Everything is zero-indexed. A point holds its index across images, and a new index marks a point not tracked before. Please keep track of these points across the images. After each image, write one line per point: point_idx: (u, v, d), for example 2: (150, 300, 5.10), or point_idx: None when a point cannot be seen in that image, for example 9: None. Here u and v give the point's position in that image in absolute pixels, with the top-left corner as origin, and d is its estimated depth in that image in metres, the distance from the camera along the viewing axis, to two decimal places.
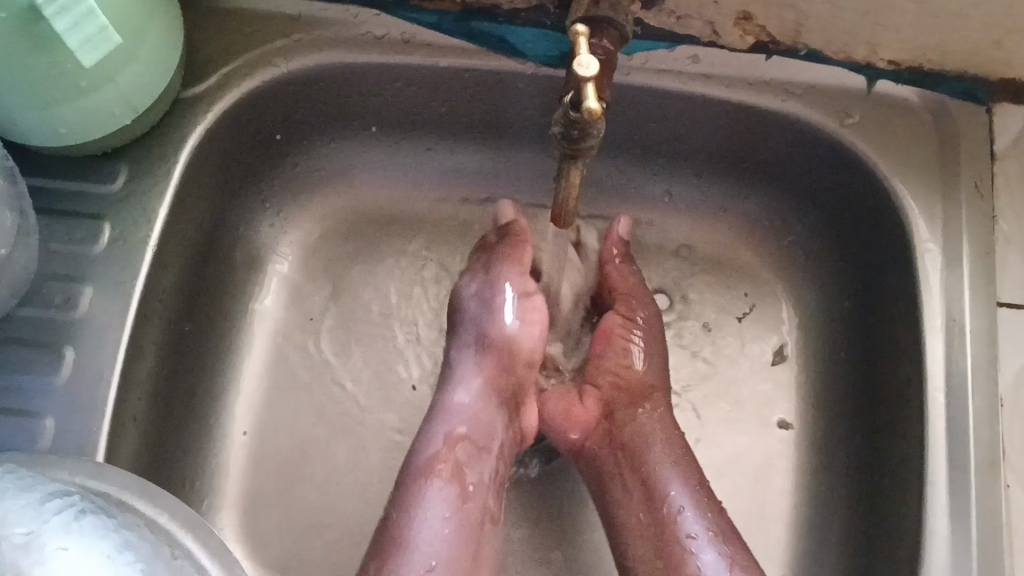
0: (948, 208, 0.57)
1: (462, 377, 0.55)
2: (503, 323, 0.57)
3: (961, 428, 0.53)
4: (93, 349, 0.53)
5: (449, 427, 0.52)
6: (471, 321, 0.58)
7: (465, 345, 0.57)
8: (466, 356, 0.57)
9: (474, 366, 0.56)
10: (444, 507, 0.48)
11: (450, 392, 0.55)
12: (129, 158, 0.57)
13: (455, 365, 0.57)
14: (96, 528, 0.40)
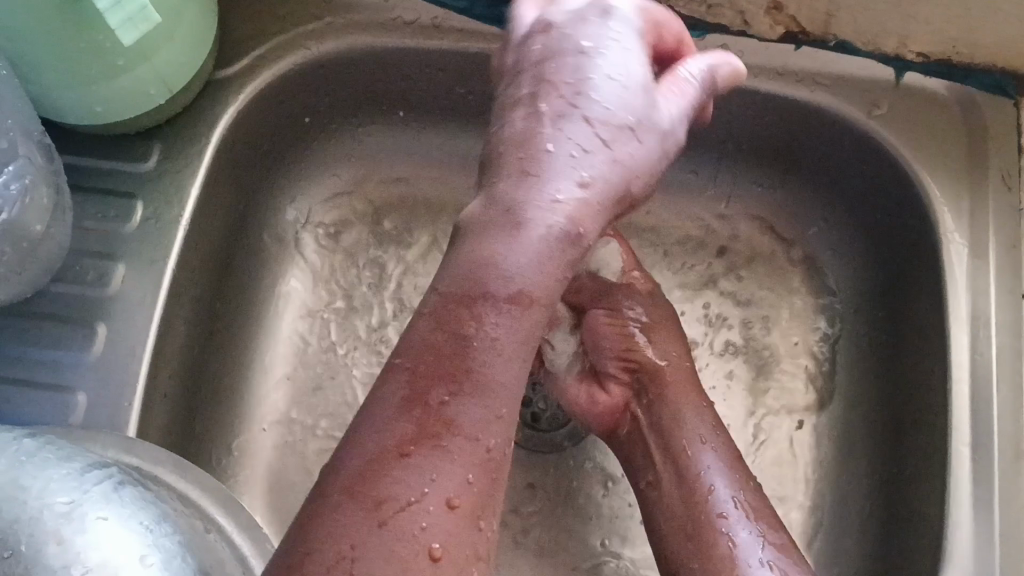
0: (975, 200, 0.57)
1: (585, 194, 0.35)
2: (633, 96, 0.37)
3: (984, 417, 0.53)
4: (124, 326, 0.53)
5: (544, 230, 0.34)
6: (627, 56, 0.38)
7: (594, 94, 0.37)
8: (616, 105, 0.37)
9: (591, 154, 0.36)
10: (519, 353, 0.34)
11: (555, 152, 0.35)
12: (162, 137, 0.57)
13: (570, 130, 0.36)
14: (134, 498, 0.40)
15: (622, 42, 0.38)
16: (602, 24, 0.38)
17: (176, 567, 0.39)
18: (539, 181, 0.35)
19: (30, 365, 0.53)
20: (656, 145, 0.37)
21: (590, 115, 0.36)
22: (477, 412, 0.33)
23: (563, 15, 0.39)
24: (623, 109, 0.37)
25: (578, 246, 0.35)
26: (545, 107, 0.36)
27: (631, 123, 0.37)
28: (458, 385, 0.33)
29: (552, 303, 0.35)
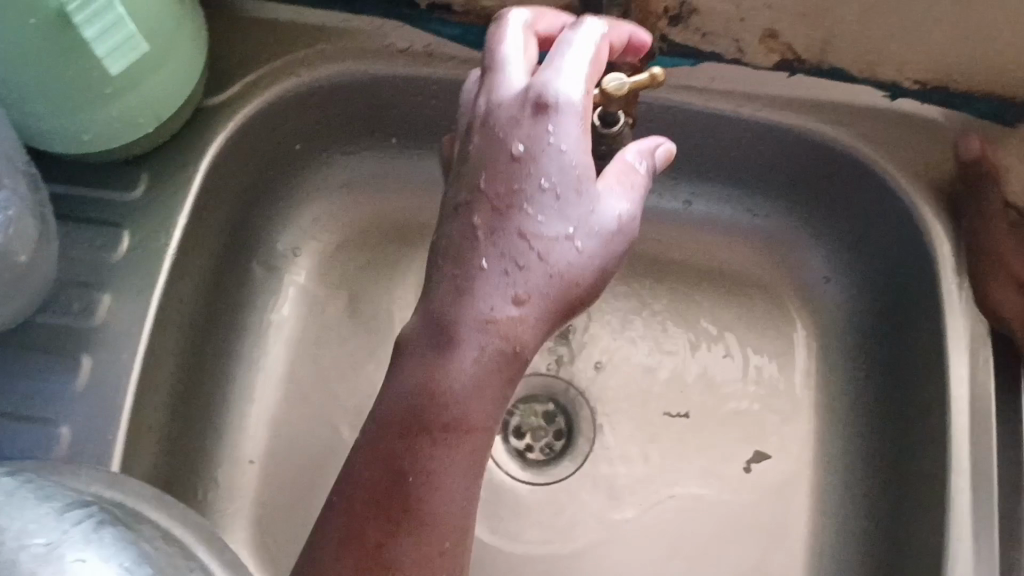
0: (975, 229, 0.57)
1: (521, 311, 0.40)
2: (550, 209, 0.41)
3: (982, 452, 0.53)
4: (111, 357, 0.53)
5: (473, 352, 0.40)
6: (564, 163, 0.41)
7: (532, 207, 0.41)
8: (553, 217, 0.41)
9: (510, 267, 0.40)
10: (461, 480, 0.40)
11: (491, 266, 0.40)
12: (150, 165, 0.57)
13: (508, 245, 0.40)
14: (115, 539, 0.39)
15: (560, 144, 0.41)
16: (544, 125, 0.41)
17: None
18: (475, 295, 0.40)
19: (14, 396, 0.52)
20: (602, 252, 0.41)
21: (514, 231, 0.40)
22: (412, 551, 0.39)
23: (504, 120, 0.41)
24: (559, 221, 0.41)
25: (513, 359, 0.40)
26: (485, 218, 0.41)
27: (569, 235, 0.41)
28: (395, 527, 0.39)
29: (490, 420, 0.41)
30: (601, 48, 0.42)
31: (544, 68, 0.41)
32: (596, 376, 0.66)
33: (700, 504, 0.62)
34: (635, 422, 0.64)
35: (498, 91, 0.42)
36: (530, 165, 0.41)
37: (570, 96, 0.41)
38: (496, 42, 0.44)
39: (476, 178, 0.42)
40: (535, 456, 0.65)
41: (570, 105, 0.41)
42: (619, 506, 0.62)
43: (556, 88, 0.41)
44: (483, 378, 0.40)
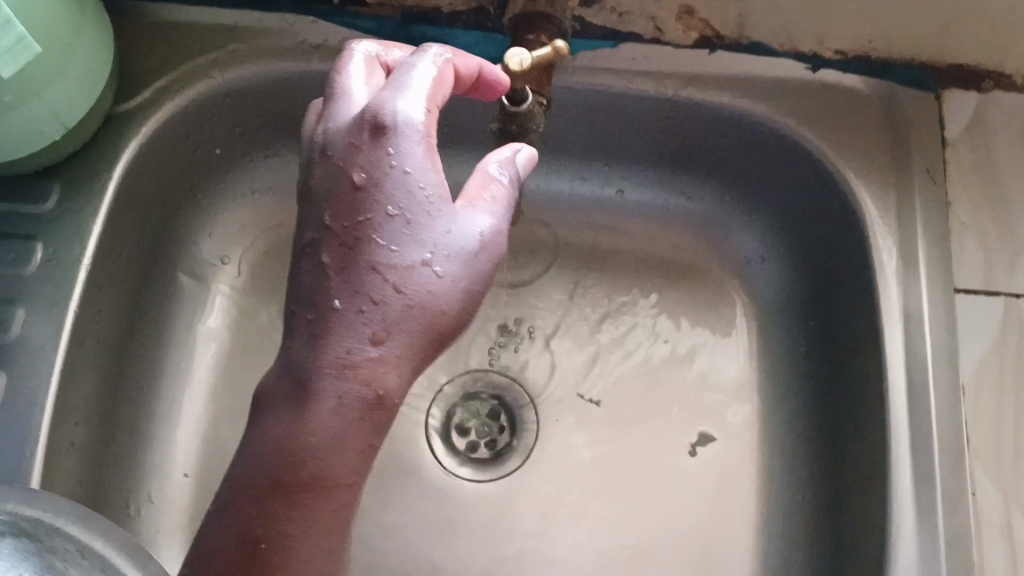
0: (901, 195, 0.56)
1: (379, 349, 0.40)
2: (404, 238, 0.41)
3: (922, 419, 0.51)
4: (27, 372, 0.51)
5: (332, 391, 0.40)
6: (410, 186, 0.41)
7: (385, 238, 0.41)
8: (405, 245, 0.41)
9: (362, 305, 0.40)
10: (322, 528, 0.40)
11: (345, 308, 0.40)
12: (61, 177, 0.55)
13: (361, 281, 0.40)
14: (14, 552, 0.38)
15: (403, 166, 0.41)
16: (383, 148, 0.41)
17: None
18: (329, 336, 0.40)
19: None
20: (460, 276, 0.41)
21: (368, 267, 0.40)
22: None
23: (343, 148, 0.41)
24: (413, 249, 0.41)
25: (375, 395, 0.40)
26: (332, 258, 0.41)
27: (425, 261, 0.41)
28: None
29: (358, 457, 0.41)
30: (444, 69, 0.42)
31: (384, 90, 0.41)
32: (536, 369, 0.65)
33: (644, 493, 0.61)
34: (575, 414, 0.63)
35: (339, 119, 0.42)
36: (375, 192, 0.41)
37: (411, 115, 0.41)
38: (338, 72, 0.44)
39: (321, 216, 0.41)
40: (480, 454, 0.63)
41: (410, 125, 0.41)
42: (563, 500, 0.61)
43: (393, 108, 0.41)
44: (344, 416, 0.40)
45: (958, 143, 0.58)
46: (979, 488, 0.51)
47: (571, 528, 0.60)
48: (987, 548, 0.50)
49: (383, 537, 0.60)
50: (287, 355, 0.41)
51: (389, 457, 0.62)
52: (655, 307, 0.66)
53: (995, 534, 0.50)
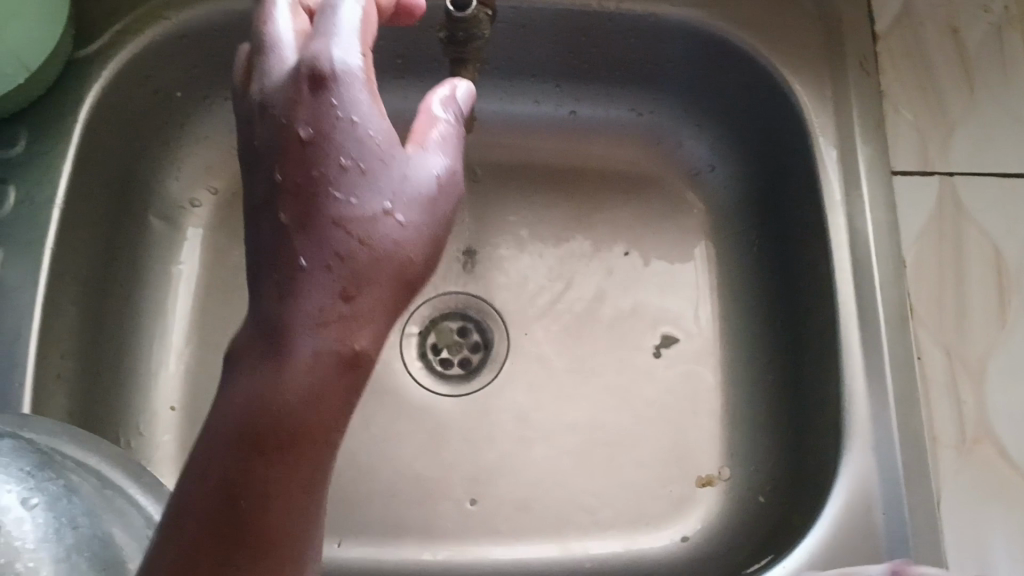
0: (836, 89, 0.59)
1: (350, 306, 0.33)
2: (361, 186, 0.34)
3: (868, 294, 0.54)
4: (10, 309, 0.53)
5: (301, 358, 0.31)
6: (359, 135, 0.35)
7: (340, 190, 0.34)
8: (365, 194, 0.34)
9: (324, 259, 0.33)
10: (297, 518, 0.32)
11: (311, 264, 0.33)
12: (27, 122, 0.57)
13: (321, 235, 0.33)
14: (15, 448, 0.40)
15: (350, 115, 0.35)
16: (325, 98, 0.35)
17: (62, 507, 0.39)
18: (293, 295, 0.32)
19: None
20: (423, 223, 0.35)
21: (327, 219, 0.33)
22: None
23: (281, 104, 0.35)
24: (373, 196, 0.35)
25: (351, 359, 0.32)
26: (289, 215, 0.34)
27: (387, 209, 0.35)
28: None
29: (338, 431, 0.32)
30: (372, 10, 0.38)
31: (312, 38, 0.36)
32: (503, 286, 0.67)
33: (613, 393, 0.64)
34: (544, 324, 0.66)
35: (266, 72, 0.37)
36: (325, 143, 0.35)
37: (349, 61, 0.36)
38: (263, 20, 0.38)
39: (272, 172, 0.35)
40: (454, 371, 0.66)
41: (348, 69, 0.36)
42: (538, 405, 0.64)
43: (330, 57, 0.35)
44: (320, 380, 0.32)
45: (889, 36, 0.61)
46: (925, 352, 0.54)
47: (547, 430, 0.63)
48: (936, 405, 0.53)
49: (368, 452, 0.62)
50: (243, 326, 0.33)
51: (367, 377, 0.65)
52: (614, 220, 0.68)
53: (942, 391, 0.53)
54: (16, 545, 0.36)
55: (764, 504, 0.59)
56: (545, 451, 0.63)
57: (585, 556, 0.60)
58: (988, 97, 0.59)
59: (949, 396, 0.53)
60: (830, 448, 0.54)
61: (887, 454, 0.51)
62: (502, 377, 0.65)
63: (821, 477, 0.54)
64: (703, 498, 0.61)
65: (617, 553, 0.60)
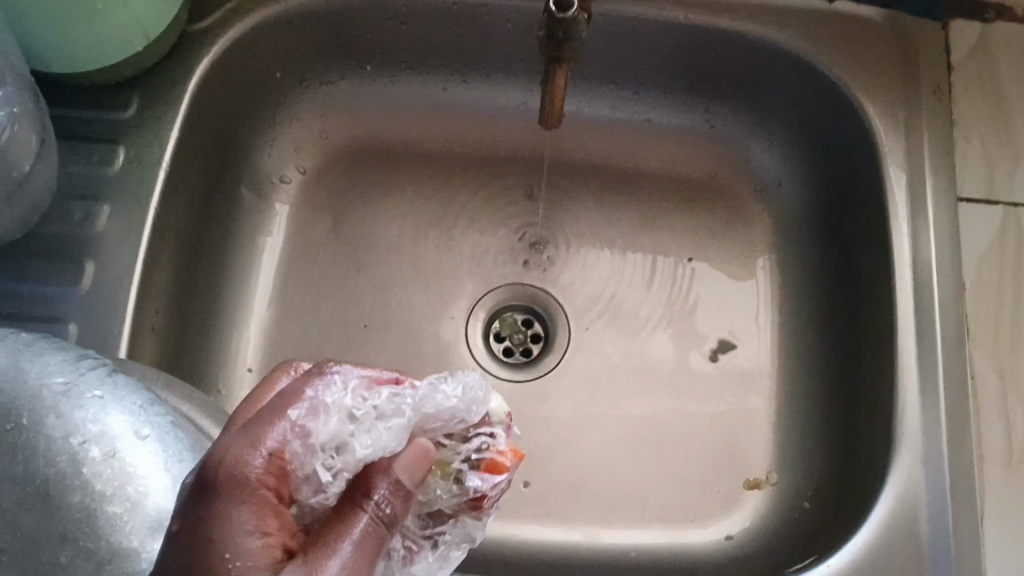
0: (910, 112, 0.61)
1: (275, 525, 0.34)
2: (329, 427, 0.36)
3: (926, 311, 0.56)
4: (113, 261, 0.56)
5: (259, 512, 0.34)
6: (335, 411, 0.37)
7: (313, 432, 0.36)
8: (315, 444, 0.36)
9: (285, 455, 0.35)
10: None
11: (274, 441, 0.35)
12: (140, 88, 0.60)
13: (276, 440, 0.35)
14: (128, 384, 0.43)
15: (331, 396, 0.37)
16: (312, 391, 0.37)
17: (172, 443, 0.41)
18: (248, 453, 0.35)
19: (23, 300, 0.55)
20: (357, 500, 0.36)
21: (287, 423, 0.36)
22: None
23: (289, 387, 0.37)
24: (325, 414, 0.36)
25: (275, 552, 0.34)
26: (281, 419, 0.36)
27: (332, 469, 0.36)
28: None
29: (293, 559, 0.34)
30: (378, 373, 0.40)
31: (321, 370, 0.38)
32: (568, 281, 0.70)
33: (668, 391, 0.66)
34: (605, 320, 0.68)
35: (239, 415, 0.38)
36: (311, 404, 0.36)
37: (320, 398, 0.37)
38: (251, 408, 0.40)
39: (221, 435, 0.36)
40: (515, 359, 0.68)
41: (320, 395, 0.37)
42: (595, 396, 0.66)
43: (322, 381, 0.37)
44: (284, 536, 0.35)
45: (964, 67, 0.63)
46: (979, 373, 0.56)
47: (602, 422, 0.66)
48: (985, 424, 0.55)
49: None
50: (184, 497, 0.35)
51: (433, 355, 0.67)
52: (682, 225, 0.71)
53: (992, 412, 0.56)
54: (127, 470, 0.39)
55: (809, 507, 0.61)
56: (599, 440, 0.65)
57: (631, 546, 0.62)
58: None
59: (997, 414, 0.56)
60: (878, 456, 0.56)
61: (935, 467, 0.53)
62: (563, 366, 0.67)
63: (869, 485, 0.56)
64: (750, 500, 0.63)
65: (662, 544, 0.62)
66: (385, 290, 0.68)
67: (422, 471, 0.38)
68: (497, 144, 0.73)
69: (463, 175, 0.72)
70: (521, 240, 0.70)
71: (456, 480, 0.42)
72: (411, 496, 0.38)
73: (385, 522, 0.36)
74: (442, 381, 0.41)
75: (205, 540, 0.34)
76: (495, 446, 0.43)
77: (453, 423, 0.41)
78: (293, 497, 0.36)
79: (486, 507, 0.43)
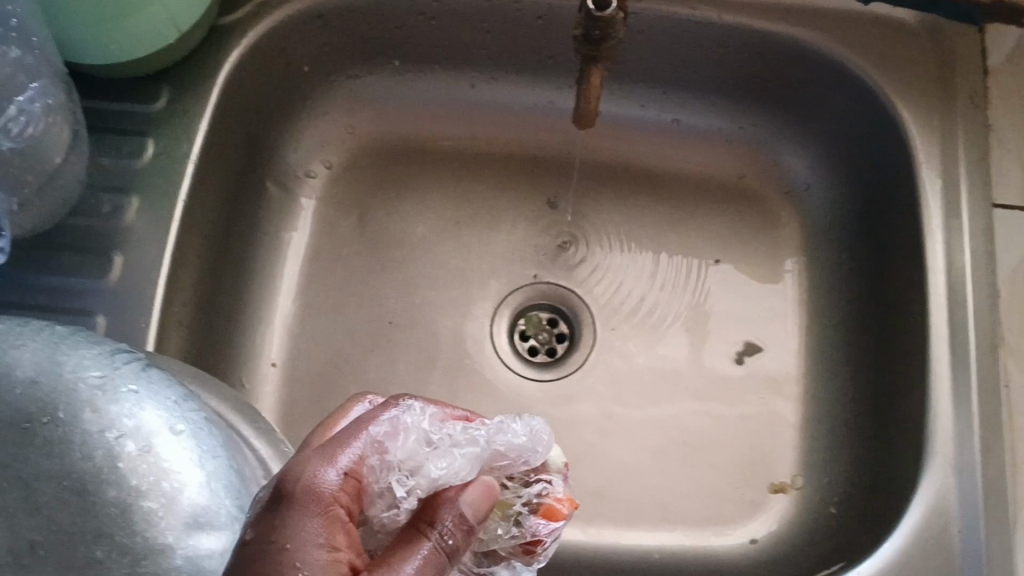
0: (945, 118, 0.60)
1: (343, 540, 0.35)
2: (405, 447, 0.38)
3: (960, 318, 0.56)
4: (142, 254, 0.56)
5: (326, 523, 0.35)
6: (410, 430, 0.39)
7: (384, 451, 0.38)
8: (389, 463, 0.38)
9: (356, 474, 0.37)
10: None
11: (344, 462, 0.37)
12: (171, 81, 0.60)
13: (350, 463, 0.37)
14: (163, 378, 0.43)
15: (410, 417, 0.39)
16: (389, 416, 0.39)
17: (205, 438, 0.41)
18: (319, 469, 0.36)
19: (51, 292, 0.55)
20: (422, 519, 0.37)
21: (360, 445, 0.37)
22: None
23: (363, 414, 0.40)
24: (400, 437, 0.38)
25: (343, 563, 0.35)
26: (355, 441, 0.37)
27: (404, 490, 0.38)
28: None
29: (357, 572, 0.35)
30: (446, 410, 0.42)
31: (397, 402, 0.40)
32: (595, 283, 0.69)
33: (694, 394, 0.66)
34: (631, 322, 0.68)
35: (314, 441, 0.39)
36: (388, 427, 0.38)
37: (401, 415, 0.39)
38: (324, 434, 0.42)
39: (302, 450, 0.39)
40: (540, 359, 0.68)
41: (398, 415, 0.39)
42: (621, 397, 0.66)
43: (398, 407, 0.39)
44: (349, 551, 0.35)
45: (999, 73, 0.62)
46: (1012, 380, 0.56)
47: (628, 423, 0.65)
48: (1018, 433, 0.55)
49: None
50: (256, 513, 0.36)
51: (457, 354, 0.67)
52: (709, 227, 0.71)
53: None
54: (162, 466, 0.39)
55: (835, 514, 0.61)
56: (624, 441, 0.65)
57: (655, 549, 0.62)
58: None
59: None
60: (909, 464, 0.56)
61: (967, 476, 0.53)
62: (588, 368, 0.67)
63: (900, 492, 0.56)
64: (774, 504, 0.63)
65: (686, 548, 0.62)
66: (410, 288, 0.68)
67: (488, 507, 0.38)
68: (525, 143, 0.72)
69: (489, 174, 0.72)
70: (548, 240, 0.70)
71: (516, 523, 0.42)
72: (477, 531, 0.38)
73: (447, 552, 0.37)
74: (511, 422, 0.42)
75: (277, 548, 0.34)
76: (553, 493, 0.43)
77: (520, 462, 0.41)
78: (365, 510, 0.38)
79: (540, 552, 0.43)
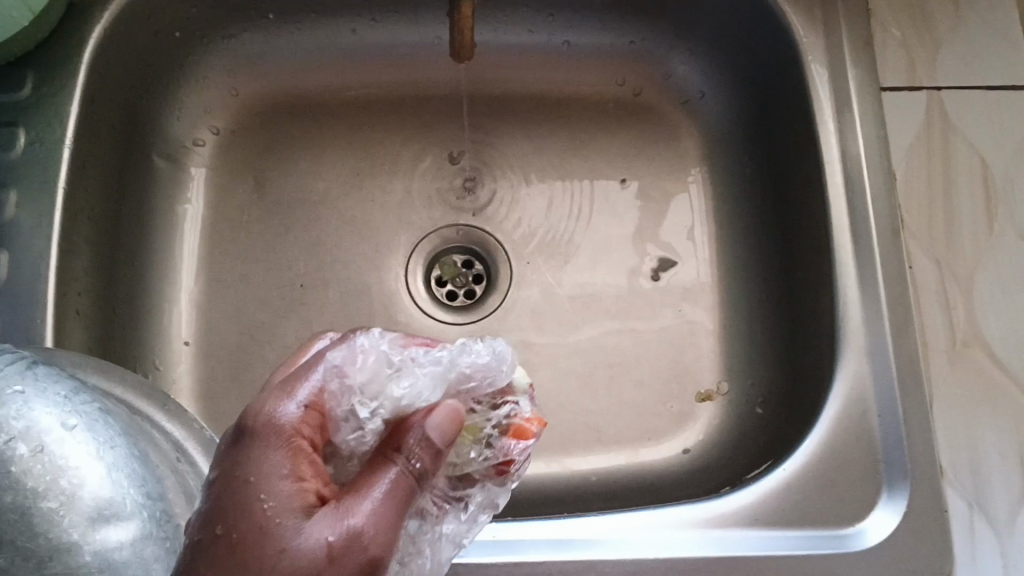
0: (826, 8, 0.60)
1: (304, 471, 0.36)
2: (361, 372, 0.39)
3: (858, 207, 0.56)
4: (27, 249, 0.54)
5: (285, 454, 0.36)
6: (365, 357, 0.40)
7: (340, 380, 0.39)
8: (345, 392, 0.39)
9: (314, 405, 0.38)
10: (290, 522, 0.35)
11: (302, 396, 0.38)
12: (34, 65, 0.57)
13: (310, 394, 0.38)
14: (49, 374, 0.42)
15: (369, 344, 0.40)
16: (349, 345, 0.40)
17: (101, 430, 0.40)
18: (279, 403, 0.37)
19: None
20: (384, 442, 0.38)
21: (317, 376, 0.39)
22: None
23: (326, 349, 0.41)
24: (356, 365, 0.39)
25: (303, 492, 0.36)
26: (315, 372, 0.39)
27: (363, 418, 0.39)
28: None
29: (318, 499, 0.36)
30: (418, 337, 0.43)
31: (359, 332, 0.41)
32: (504, 218, 0.69)
33: (614, 315, 0.66)
34: (544, 254, 0.68)
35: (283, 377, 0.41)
36: (348, 356, 0.39)
37: (361, 342, 0.40)
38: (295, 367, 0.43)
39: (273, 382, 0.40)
40: (459, 303, 0.68)
41: (358, 344, 0.40)
42: (541, 328, 0.66)
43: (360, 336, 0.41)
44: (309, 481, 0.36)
45: None
46: (916, 262, 0.56)
47: (551, 353, 0.65)
48: (926, 310, 0.55)
49: None
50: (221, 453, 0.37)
51: (373, 307, 0.66)
52: (609, 147, 0.70)
53: (933, 300, 0.55)
54: (59, 463, 0.37)
55: (762, 415, 0.61)
56: (550, 371, 0.65)
57: (591, 472, 0.62)
58: (973, 17, 0.61)
59: (938, 301, 0.55)
60: (824, 357, 0.56)
61: (881, 362, 0.53)
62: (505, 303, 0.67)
63: (818, 385, 0.56)
64: (704, 413, 0.63)
65: (622, 467, 0.62)
66: (317, 246, 0.67)
67: (454, 430, 0.39)
68: (415, 85, 0.71)
69: (383, 120, 0.70)
70: (451, 181, 0.69)
71: (487, 445, 0.42)
72: (446, 450, 0.38)
73: (415, 474, 0.37)
74: (474, 344, 0.42)
75: (242, 481, 0.36)
76: (520, 413, 0.43)
77: (487, 383, 0.42)
78: (332, 437, 0.38)
79: (512, 471, 0.43)
